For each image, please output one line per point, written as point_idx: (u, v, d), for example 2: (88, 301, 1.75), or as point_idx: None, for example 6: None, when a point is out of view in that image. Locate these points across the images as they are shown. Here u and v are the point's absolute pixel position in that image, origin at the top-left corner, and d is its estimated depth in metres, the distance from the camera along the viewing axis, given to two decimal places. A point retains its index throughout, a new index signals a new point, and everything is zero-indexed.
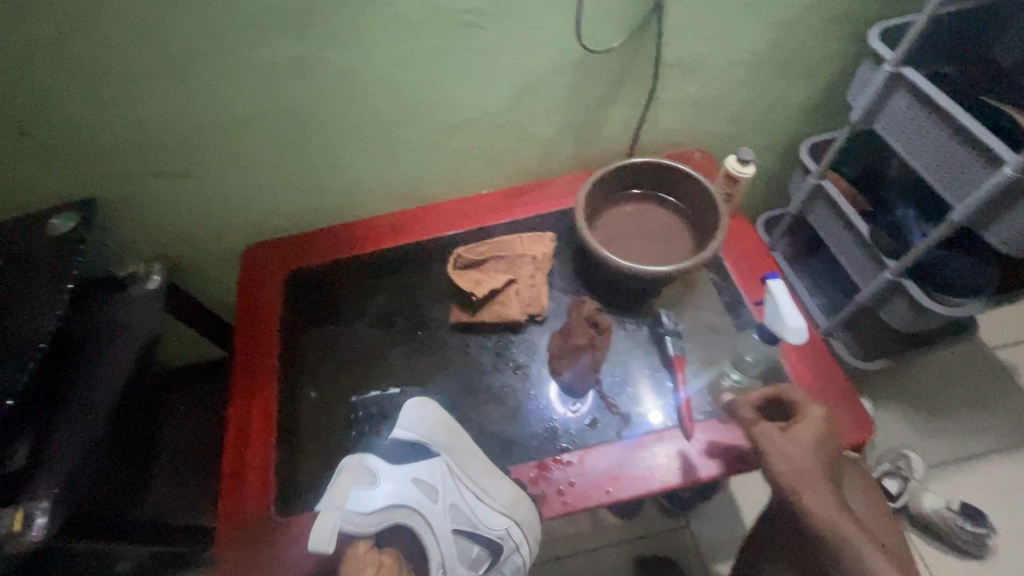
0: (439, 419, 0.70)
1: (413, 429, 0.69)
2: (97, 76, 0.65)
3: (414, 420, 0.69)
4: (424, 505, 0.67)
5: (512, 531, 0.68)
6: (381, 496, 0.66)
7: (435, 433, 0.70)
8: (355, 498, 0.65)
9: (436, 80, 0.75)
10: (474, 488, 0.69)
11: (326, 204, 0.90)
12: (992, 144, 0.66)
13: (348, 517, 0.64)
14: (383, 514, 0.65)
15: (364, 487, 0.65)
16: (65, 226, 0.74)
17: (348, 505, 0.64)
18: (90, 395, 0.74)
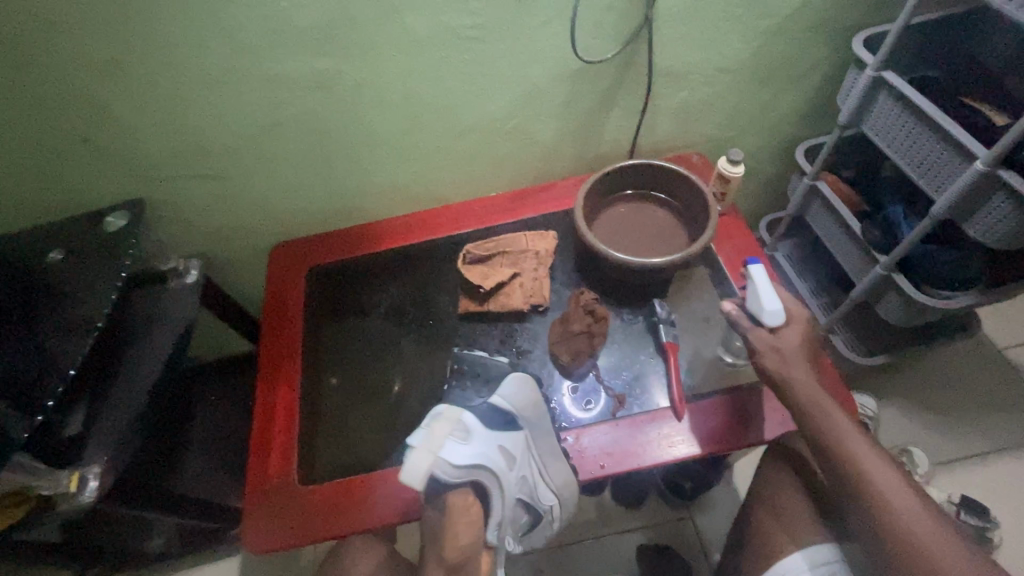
0: (532, 399, 0.70)
1: (512, 400, 0.68)
2: (150, 90, 0.74)
3: (513, 393, 0.69)
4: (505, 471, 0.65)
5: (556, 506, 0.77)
6: (477, 456, 0.62)
7: (528, 409, 0.70)
8: (456, 452, 0.60)
9: (445, 90, 0.82)
10: (539, 463, 0.73)
11: (347, 206, 0.99)
12: (966, 140, 0.70)
13: (444, 471, 0.59)
14: (477, 473, 0.61)
15: (463, 444, 0.61)
16: (118, 224, 0.84)
17: (451, 460, 0.59)
18: (134, 375, 0.82)
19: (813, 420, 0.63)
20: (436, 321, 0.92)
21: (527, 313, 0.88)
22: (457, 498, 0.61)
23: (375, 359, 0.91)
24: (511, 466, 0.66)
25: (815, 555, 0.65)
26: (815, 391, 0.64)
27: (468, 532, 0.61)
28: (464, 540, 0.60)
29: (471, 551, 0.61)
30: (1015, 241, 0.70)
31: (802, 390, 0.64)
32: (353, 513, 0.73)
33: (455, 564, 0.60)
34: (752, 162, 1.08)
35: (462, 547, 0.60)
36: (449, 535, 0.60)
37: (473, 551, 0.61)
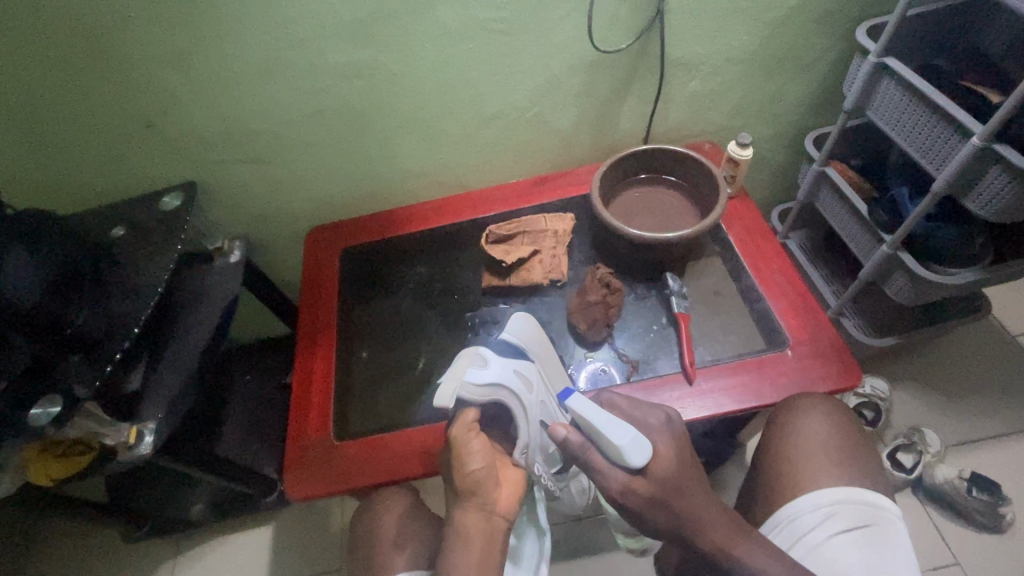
0: (535, 333, 0.79)
1: (519, 334, 0.77)
2: (208, 80, 0.83)
3: (518, 328, 0.78)
4: (525, 392, 0.71)
5: None
6: (494, 376, 0.69)
7: (535, 342, 0.78)
8: (477, 375, 0.69)
9: (471, 78, 0.89)
10: (557, 403, 0.77)
11: (378, 191, 1.06)
12: (962, 118, 0.73)
13: (468, 389, 0.68)
14: (497, 391, 0.69)
15: (482, 369, 0.70)
16: (173, 203, 0.92)
17: (471, 379, 0.68)
18: (187, 340, 0.89)
19: (665, 499, 0.60)
20: (460, 297, 0.98)
21: (546, 287, 0.93)
22: (468, 416, 0.68)
23: (402, 331, 0.97)
24: (530, 389, 0.72)
25: (833, 494, 0.67)
26: (677, 510, 0.59)
27: (474, 456, 0.65)
28: (472, 466, 0.64)
29: (483, 474, 0.64)
30: (1011, 213, 0.74)
31: (662, 514, 0.60)
32: (386, 460, 0.80)
33: (470, 491, 0.64)
34: (763, 151, 1.13)
35: (474, 471, 0.64)
36: (457, 462, 0.65)
37: (485, 473, 0.64)
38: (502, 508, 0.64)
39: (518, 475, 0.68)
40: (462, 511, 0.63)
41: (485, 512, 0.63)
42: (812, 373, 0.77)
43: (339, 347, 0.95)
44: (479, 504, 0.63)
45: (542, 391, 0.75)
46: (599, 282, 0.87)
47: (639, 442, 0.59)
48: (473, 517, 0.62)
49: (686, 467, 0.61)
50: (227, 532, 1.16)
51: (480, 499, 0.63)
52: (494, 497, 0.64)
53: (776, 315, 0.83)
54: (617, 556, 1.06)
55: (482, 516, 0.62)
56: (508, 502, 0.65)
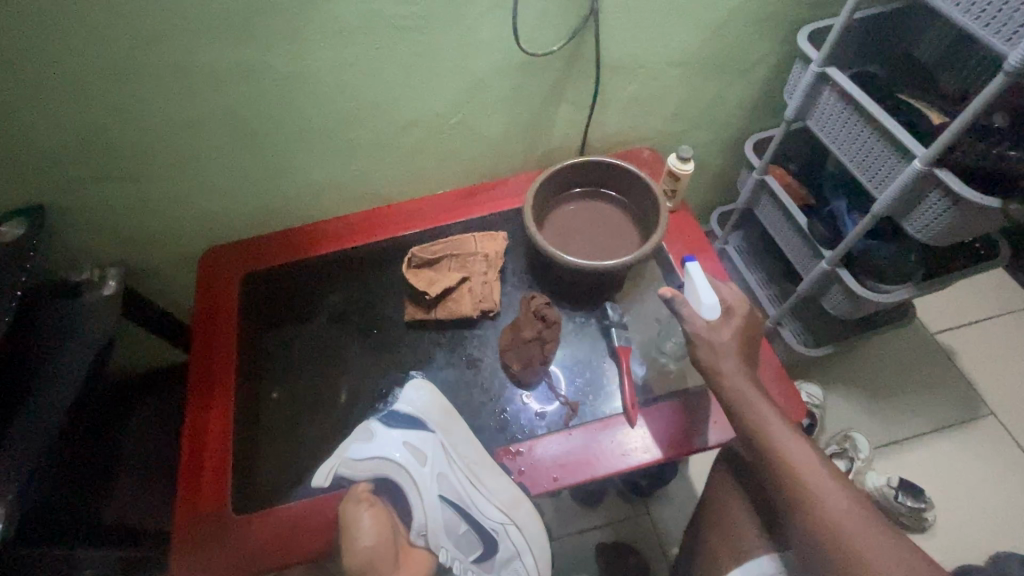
0: (436, 400, 0.74)
1: (414, 405, 0.73)
2: (40, 85, 0.66)
3: (416, 398, 0.73)
4: (414, 466, 0.71)
5: (508, 529, 0.72)
6: (378, 451, 0.70)
7: (435, 411, 0.73)
8: (359, 450, 0.70)
9: (380, 83, 0.77)
10: (467, 476, 0.71)
11: (281, 206, 0.92)
12: (904, 138, 0.70)
13: (348, 466, 0.69)
14: (382, 467, 0.70)
15: (366, 443, 0.70)
16: (13, 232, 0.75)
17: (352, 455, 0.69)
18: (42, 399, 0.75)
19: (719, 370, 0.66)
20: (381, 330, 0.87)
21: (477, 319, 0.84)
22: (353, 500, 0.67)
23: (316, 371, 0.85)
24: (423, 463, 0.71)
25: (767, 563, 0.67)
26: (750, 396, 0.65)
27: (364, 535, 0.64)
28: (360, 546, 0.64)
29: (372, 554, 0.64)
30: (948, 238, 0.72)
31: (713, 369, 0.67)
32: (291, 541, 0.70)
33: (358, 573, 0.65)
34: (703, 155, 1.08)
35: (362, 551, 0.64)
36: (346, 539, 0.65)
37: (374, 555, 0.64)
38: None
39: (419, 556, 0.70)
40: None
41: None
42: None
43: (241, 393, 0.82)
44: None
45: (440, 464, 0.72)
46: (531, 312, 0.79)
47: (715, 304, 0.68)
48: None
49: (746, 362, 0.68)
50: None
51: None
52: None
53: None
54: None
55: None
56: None
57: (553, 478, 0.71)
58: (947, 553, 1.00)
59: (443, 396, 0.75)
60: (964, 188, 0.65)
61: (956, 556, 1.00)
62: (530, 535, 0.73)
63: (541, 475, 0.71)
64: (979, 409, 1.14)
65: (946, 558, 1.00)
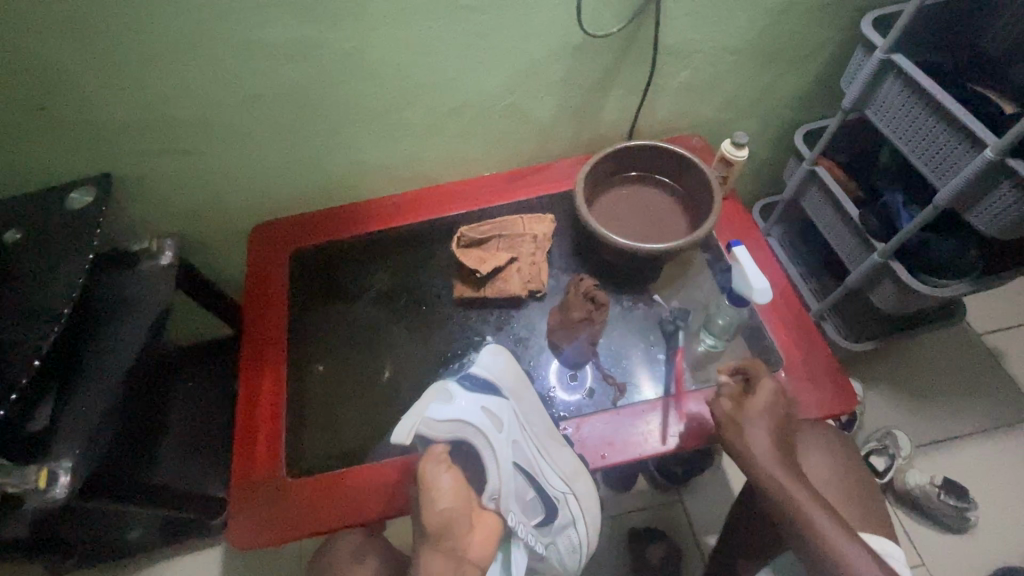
0: (509, 367, 0.74)
1: (490, 370, 0.72)
2: (118, 56, 0.68)
3: (491, 363, 0.72)
4: (493, 430, 0.67)
5: (567, 499, 0.72)
6: (460, 412, 0.66)
7: (508, 378, 0.72)
8: (439, 411, 0.66)
9: (439, 62, 0.77)
10: (536, 444, 0.70)
11: (332, 184, 0.93)
12: (974, 128, 0.68)
13: (429, 425, 0.65)
14: (462, 428, 0.66)
15: (446, 404, 0.67)
16: (83, 200, 0.78)
17: (434, 415, 0.65)
18: (106, 363, 0.77)
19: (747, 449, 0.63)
20: (428, 308, 0.88)
21: (524, 299, 0.85)
22: (433, 458, 0.63)
23: (364, 346, 0.87)
24: (499, 428, 0.68)
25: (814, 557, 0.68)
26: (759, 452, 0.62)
27: (444, 493, 0.61)
28: (439, 504, 0.60)
29: (453, 514, 0.60)
30: (1014, 232, 0.70)
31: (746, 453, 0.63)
32: (348, 504, 0.72)
33: (438, 534, 0.59)
34: (751, 145, 1.07)
35: (443, 510, 0.60)
36: (425, 497, 0.61)
37: (455, 514, 0.60)
38: (474, 555, 0.60)
39: (493, 522, 0.64)
40: (432, 554, 0.59)
41: (456, 559, 0.59)
42: (805, 397, 0.73)
43: (292, 363, 0.84)
44: (449, 550, 0.59)
45: (515, 431, 0.69)
46: (581, 295, 0.79)
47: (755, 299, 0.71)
48: (439, 561, 0.58)
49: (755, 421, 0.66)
50: (173, 556, 1.06)
51: (449, 543, 0.59)
52: (463, 542, 0.60)
53: (769, 332, 0.78)
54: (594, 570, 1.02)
55: (448, 562, 0.58)
56: (482, 549, 0.61)
57: (603, 456, 0.71)
58: (989, 555, 0.99)
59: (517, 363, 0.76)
60: None
61: (998, 559, 0.98)
62: (587, 506, 0.74)
63: (590, 453, 0.72)
64: None
65: (988, 561, 0.98)
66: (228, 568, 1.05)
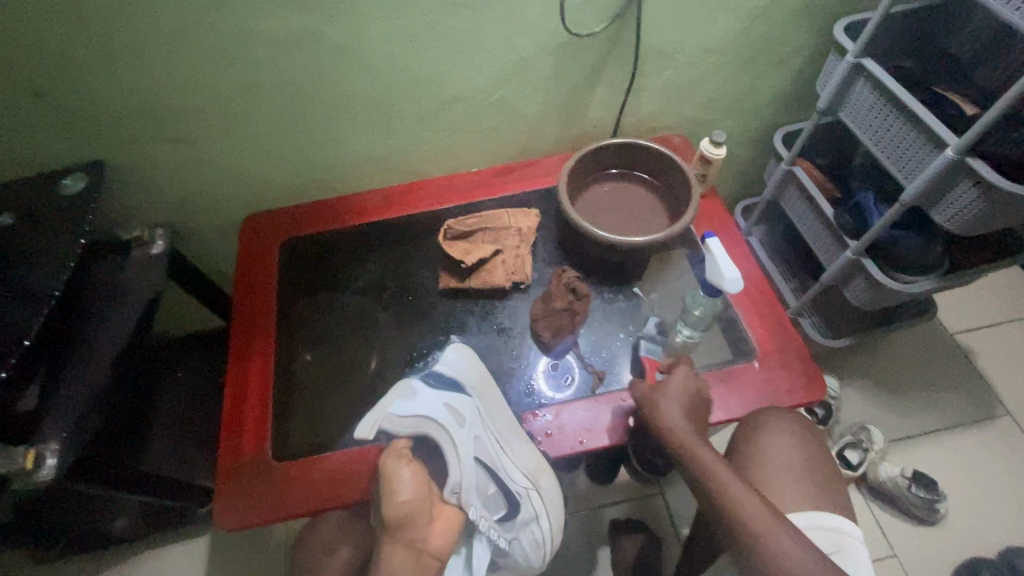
0: (475, 365, 0.77)
1: (454, 367, 0.75)
2: (114, 45, 0.70)
3: (455, 360, 0.76)
4: (455, 427, 0.70)
5: (530, 495, 0.74)
6: (421, 409, 0.70)
7: (472, 376, 0.75)
8: (403, 407, 0.70)
9: (428, 57, 0.80)
10: (499, 441, 0.73)
11: (322, 177, 0.95)
12: (937, 127, 0.72)
13: (391, 422, 0.69)
14: (423, 424, 0.69)
15: (409, 401, 0.70)
16: (76, 186, 0.79)
17: (396, 412, 0.69)
18: (95, 347, 0.78)
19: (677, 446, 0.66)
20: (415, 298, 0.91)
21: (509, 290, 0.87)
22: (395, 452, 0.67)
23: (351, 335, 0.89)
24: (462, 424, 0.71)
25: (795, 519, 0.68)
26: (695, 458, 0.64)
27: (405, 487, 0.65)
28: (401, 497, 0.64)
29: (413, 507, 0.64)
30: (975, 228, 0.73)
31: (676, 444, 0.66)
32: (329, 486, 0.73)
33: (399, 525, 0.64)
34: (732, 146, 1.10)
35: (404, 503, 0.64)
36: (387, 492, 0.65)
37: (415, 507, 0.64)
38: (433, 546, 0.64)
39: (454, 514, 0.68)
40: (393, 542, 0.64)
41: (415, 549, 0.63)
42: (779, 385, 0.76)
43: (280, 351, 0.86)
44: (409, 541, 0.63)
45: (478, 427, 0.72)
46: (562, 285, 0.83)
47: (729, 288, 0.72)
48: (397, 548, 0.63)
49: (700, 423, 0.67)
50: (159, 546, 1.06)
51: (410, 534, 0.64)
52: (423, 533, 0.64)
53: (744, 324, 0.81)
54: (575, 560, 1.03)
55: (407, 552, 0.63)
56: (440, 540, 0.65)
57: (580, 442, 0.73)
58: (957, 546, 1.02)
59: (482, 364, 0.79)
60: (996, 176, 0.67)
61: (966, 550, 1.01)
62: (548, 501, 0.77)
63: (568, 439, 0.74)
64: (996, 408, 1.15)
65: (956, 551, 1.01)
66: (212, 558, 1.05)
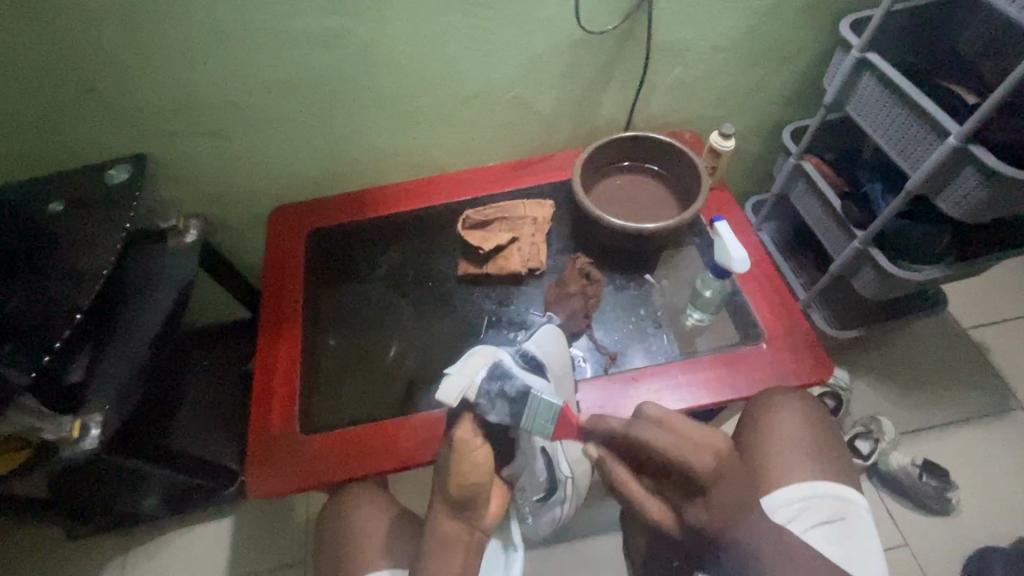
0: (560, 351, 0.76)
1: (544, 349, 0.73)
2: (160, 43, 0.76)
3: (546, 343, 0.74)
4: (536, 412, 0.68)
5: (568, 482, 0.76)
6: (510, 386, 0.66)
7: (556, 362, 0.74)
8: (493, 377, 0.65)
9: (449, 55, 0.84)
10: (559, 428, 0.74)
11: (346, 170, 1.00)
12: (940, 117, 0.74)
13: (478, 390, 0.64)
14: (508, 404, 0.65)
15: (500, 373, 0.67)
16: (121, 176, 0.85)
17: (487, 380, 0.64)
18: (134, 327, 0.83)
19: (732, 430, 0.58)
20: (435, 285, 0.95)
21: (524, 277, 0.91)
22: (472, 422, 0.62)
23: (373, 320, 0.93)
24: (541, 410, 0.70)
25: (803, 488, 0.71)
26: (718, 505, 0.55)
27: (474, 467, 0.59)
28: (470, 478, 0.59)
29: (479, 489, 0.60)
30: (979, 214, 0.76)
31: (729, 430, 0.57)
32: (355, 458, 0.77)
33: (462, 504, 0.60)
34: (742, 142, 1.13)
35: (471, 485, 0.59)
36: (458, 468, 0.59)
37: (481, 489, 0.60)
38: (485, 524, 0.63)
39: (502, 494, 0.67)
40: (448, 519, 0.60)
41: (470, 525, 0.62)
42: (787, 367, 0.79)
43: (306, 333, 0.90)
44: (466, 517, 0.61)
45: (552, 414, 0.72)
46: (576, 271, 0.86)
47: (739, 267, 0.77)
48: (451, 523, 0.61)
49: (736, 474, 0.55)
50: (185, 525, 1.10)
51: (469, 513, 0.61)
52: (481, 514, 0.62)
53: (753, 309, 0.84)
54: (586, 545, 1.05)
55: (462, 530, 0.61)
56: (491, 518, 0.65)
57: (594, 418, 0.76)
58: (969, 537, 1.02)
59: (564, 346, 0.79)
60: (998, 162, 0.69)
61: (978, 540, 1.02)
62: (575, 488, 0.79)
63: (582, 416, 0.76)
64: (1009, 402, 1.15)
65: (968, 541, 1.02)
66: (236, 537, 1.09)
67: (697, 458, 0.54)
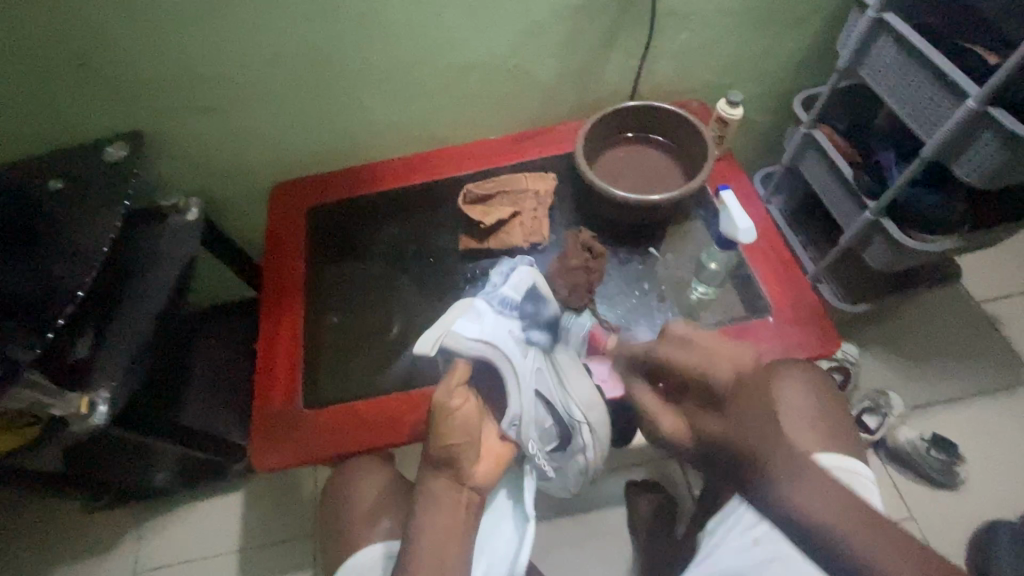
0: (542, 291, 0.77)
1: (519, 289, 0.76)
2: (152, 15, 0.74)
3: (525, 286, 0.77)
4: (518, 356, 0.71)
5: (582, 430, 0.71)
6: (486, 332, 0.71)
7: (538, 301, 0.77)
8: (466, 326, 0.71)
9: (448, 23, 0.82)
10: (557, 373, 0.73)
11: (345, 146, 0.98)
12: (958, 78, 0.71)
13: (452, 338, 0.71)
14: (489, 348, 0.71)
15: (472, 321, 0.72)
16: (118, 154, 0.84)
17: (460, 329, 0.71)
18: (137, 304, 0.83)
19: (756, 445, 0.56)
20: (437, 261, 0.94)
21: (526, 251, 0.90)
22: (452, 377, 0.68)
23: (375, 296, 0.92)
24: (525, 354, 0.72)
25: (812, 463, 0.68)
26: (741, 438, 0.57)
27: (452, 427, 0.65)
28: (449, 435, 0.64)
29: (458, 450, 0.65)
30: (998, 180, 0.73)
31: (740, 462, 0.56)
32: (358, 425, 0.78)
33: (445, 462, 0.65)
34: (751, 111, 1.09)
35: (449, 443, 0.64)
36: (436, 426, 0.65)
37: (460, 448, 0.65)
38: (477, 481, 0.66)
39: (502, 449, 0.70)
40: (433, 477, 0.65)
41: (457, 481, 0.65)
42: (793, 340, 0.78)
43: (308, 310, 0.90)
44: (453, 474, 0.65)
45: (543, 359, 0.74)
46: (580, 243, 0.85)
47: (750, 234, 0.77)
48: (438, 480, 0.65)
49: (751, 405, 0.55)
50: (197, 499, 1.13)
51: (455, 472, 0.65)
52: (470, 470, 0.66)
53: (759, 281, 0.82)
54: (591, 517, 1.05)
55: (452, 485, 0.64)
56: (484, 475, 0.67)
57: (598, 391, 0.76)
58: (976, 510, 1.02)
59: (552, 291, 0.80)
60: (1017, 124, 0.67)
61: (985, 513, 1.01)
62: (599, 438, 0.72)
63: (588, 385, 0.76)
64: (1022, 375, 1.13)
65: (974, 514, 1.01)
66: (247, 511, 1.11)
67: (718, 377, 0.56)
